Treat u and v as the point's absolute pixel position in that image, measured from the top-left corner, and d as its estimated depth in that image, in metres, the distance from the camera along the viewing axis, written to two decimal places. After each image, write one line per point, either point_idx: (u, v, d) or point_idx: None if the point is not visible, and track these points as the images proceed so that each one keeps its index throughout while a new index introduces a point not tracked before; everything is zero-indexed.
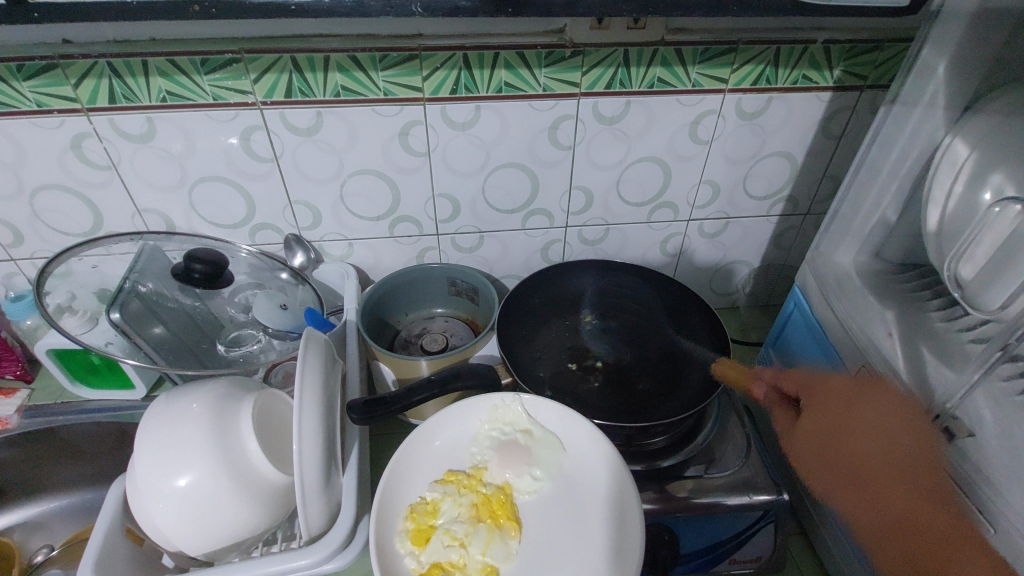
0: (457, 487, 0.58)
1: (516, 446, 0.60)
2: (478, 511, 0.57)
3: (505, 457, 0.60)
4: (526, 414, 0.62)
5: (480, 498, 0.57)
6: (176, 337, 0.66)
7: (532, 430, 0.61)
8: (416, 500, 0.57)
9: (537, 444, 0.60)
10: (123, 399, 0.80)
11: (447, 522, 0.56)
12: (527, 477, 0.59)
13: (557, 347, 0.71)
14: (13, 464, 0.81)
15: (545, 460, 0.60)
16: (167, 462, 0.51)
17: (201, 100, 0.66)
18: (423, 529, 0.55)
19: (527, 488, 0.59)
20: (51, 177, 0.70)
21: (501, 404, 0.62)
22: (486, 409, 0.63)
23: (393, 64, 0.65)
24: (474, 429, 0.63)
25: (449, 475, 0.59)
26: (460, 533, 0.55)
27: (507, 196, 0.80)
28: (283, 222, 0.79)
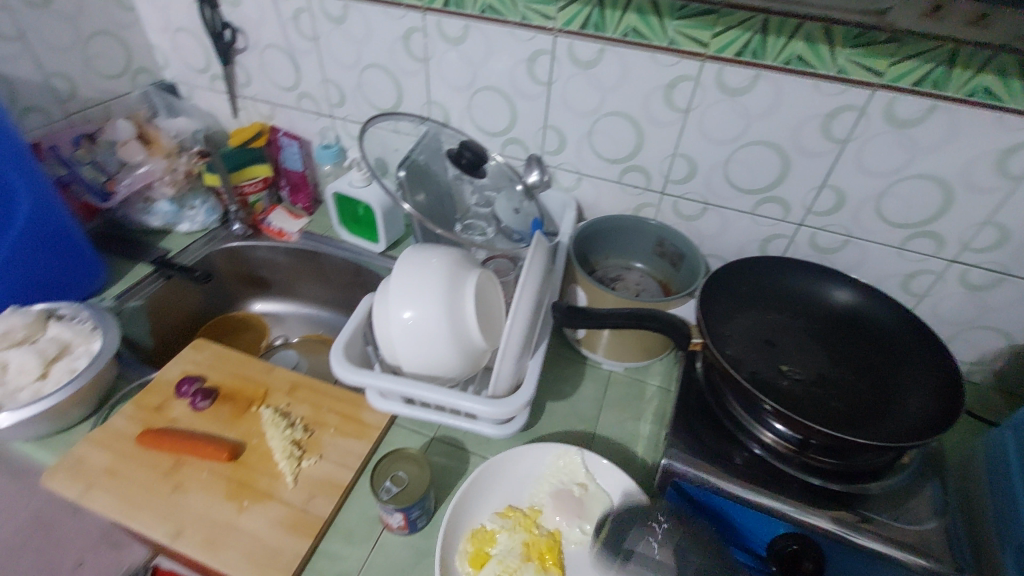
0: (514, 524, 0.60)
1: (572, 496, 0.61)
2: (528, 550, 0.58)
3: (561, 505, 0.61)
4: (586, 468, 0.63)
5: (533, 538, 0.59)
6: (430, 206, 0.80)
7: (588, 485, 0.62)
8: (477, 526, 0.59)
9: (591, 500, 0.61)
10: (367, 248, 0.99)
11: (501, 553, 0.57)
12: (576, 528, 0.60)
13: (751, 334, 0.68)
14: (284, 270, 1.06)
15: (596, 517, 0.61)
16: (406, 296, 0.63)
17: (511, 18, 0.76)
18: (479, 553, 0.57)
19: (576, 539, 0.60)
20: (382, 59, 0.88)
21: (565, 454, 0.64)
22: (550, 454, 0.64)
23: (689, 15, 0.67)
24: (537, 472, 0.64)
25: (509, 510, 0.61)
26: (511, 566, 0.56)
27: (750, 174, 0.77)
28: (532, 142, 0.87)
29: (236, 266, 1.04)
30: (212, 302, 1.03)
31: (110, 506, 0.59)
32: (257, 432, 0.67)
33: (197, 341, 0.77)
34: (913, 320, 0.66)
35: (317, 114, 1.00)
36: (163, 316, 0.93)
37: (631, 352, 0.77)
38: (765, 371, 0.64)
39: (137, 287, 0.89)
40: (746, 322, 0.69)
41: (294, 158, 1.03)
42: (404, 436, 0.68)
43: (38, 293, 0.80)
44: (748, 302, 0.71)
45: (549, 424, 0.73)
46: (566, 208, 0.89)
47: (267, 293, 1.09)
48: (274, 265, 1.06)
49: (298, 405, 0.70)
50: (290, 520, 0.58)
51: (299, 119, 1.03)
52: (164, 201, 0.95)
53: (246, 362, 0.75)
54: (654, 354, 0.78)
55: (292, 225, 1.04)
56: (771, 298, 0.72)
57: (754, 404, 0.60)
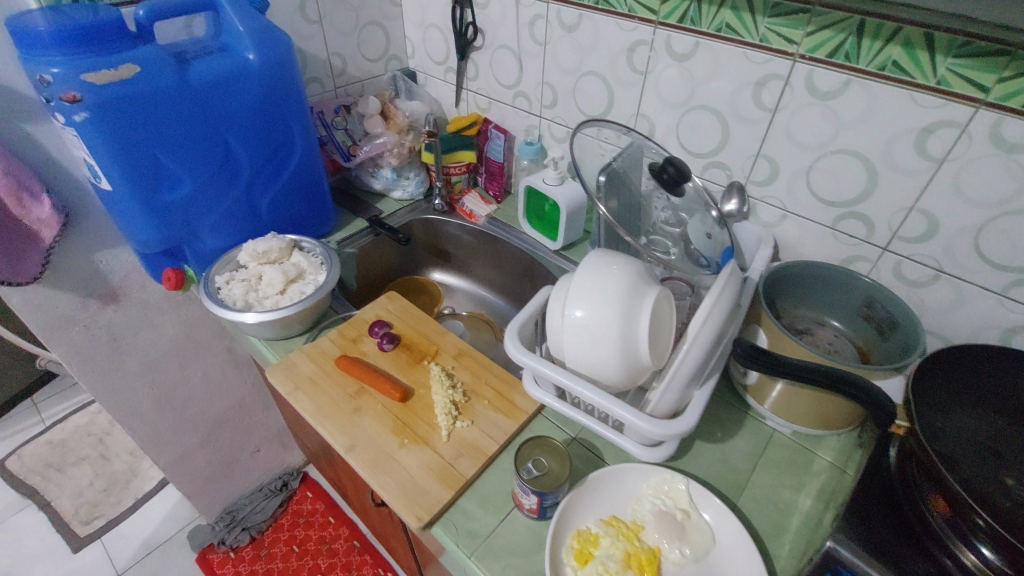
0: (617, 532, 0.59)
1: (674, 519, 0.60)
2: (629, 560, 0.57)
3: (663, 524, 0.59)
4: (690, 495, 0.61)
5: (634, 548, 0.58)
6: (620, 214, 0.81)
7: (692, 513, 0.60)
8: (583, 527, 0.59)
9: (693, 527, 0.59)
10: (544, 244, 1.04)
11: (603, 556, 0.57)
12: (676, 550, 0.58)
13: (973, 440, 0.56)
14: (466, 248, 1.16)
15: (697, 544, 0.58)
16: (586, 295, 0.65)
17: (748, 39, 0.73)
18: (584, 551, 0.56)
19: (675, 561, 0.58)
20: (602, 68, 0.91)
21: (669, 477, 0.63)
22: (653, 474, 0.63)
23: (970, 54, 0.58)
24: (638, 489, 0.63)
25: (612, 518, 0.60)
26: (612, 570, 0.56)
27: (1010, 247, 0.64)
28: (739, 169, 0.83)
29: (429, 237, 1.17)
30: (405, 263, 1.17)
31: (308, 409, 0.71)
32: (426, 383, 0.75)
33: (391, 292, 0.89)
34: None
35: (528, 113, 1.08)
36: (367, 266, 1.09)
37: (805, 415, 0.70)
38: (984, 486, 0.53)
39: (354, 237, 1.05)
40: (968, 424, 0.58)
41: (497, 149, 1.12)
42: (548, 427, 0.70)
43: (290, 227, 0.98)
44: (973, 403, 0.60)
45: (693, 460, 0.70)
46: (761, 244, 0.83)
47: (447, 265, 1.21)
48: (460, 243, 1.16)
49: (461, 370, 0.77)
50: (438, 469, 0.64)
51: (511, 115, 1.11)
52: (388, 169, 1.11)
53: (427, 322, 0.84)
54: (832, 424, 0.70)
55: (482, 209, 1.13)
56: (1009, 405, 0.59)
57: (960, 518, 0.50)
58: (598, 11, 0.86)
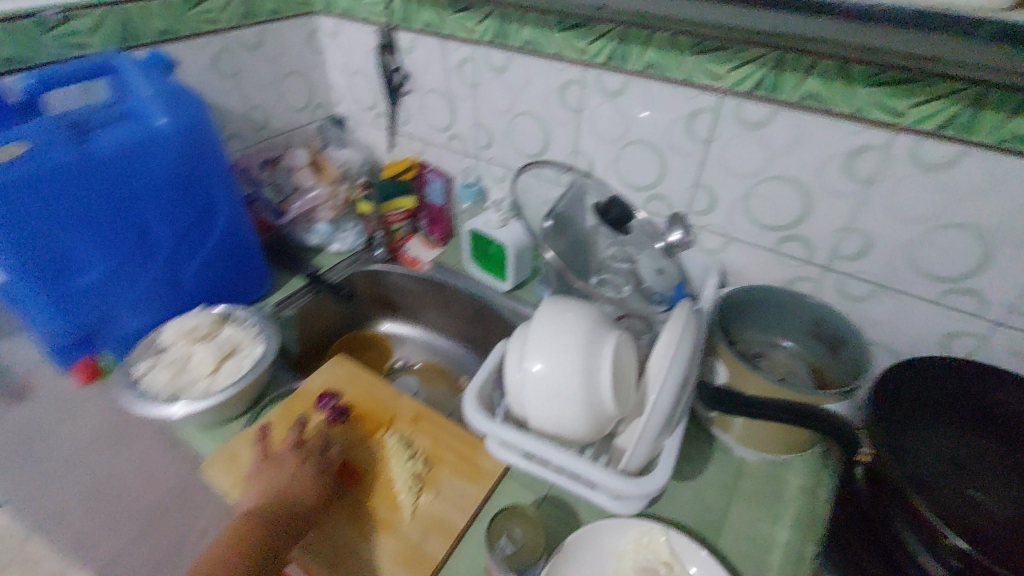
0: None
1: None
2: None
3: None
4: (672, 547, 0.59)
5: None
6: (567, 257, 0.80)
7: (676, 566, 0.58)
8: None
9: None
10: (494, 286, 1.02)
11: None
12: None
13: (934, 455, 0.57)
14: (414, 297, 1.12)
15: None
16: (543, 349, 0.62)
17: (675, 76, 0.74)
18: None
19: None
20: (535, 108, 0.90)
21: (648, 530, 0.60)
22: (631, 528, 0.61)
23: (883, 83, 0.61)
24: (618, 546, 0.60)
25: None
26: None
27: (939, 259, 0.67)
28: (679, 200, 0.84)
29: (374, 289, 1.12)
30: (350, 318, 1.11)
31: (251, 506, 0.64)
32: (382, 456, 0.69)
33: (338, 356, 0.83)
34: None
35: (465, 154, 1.06)
36: (308, 327, 1.02)
37: (772, 442, 0.70)
38: (950, 503, 0.53)
39: (292, 297, 0.98)
40: (928, 438, 0.58)
41: (436, 192, 1.09)
42: (517, 490, 0.66)
43: (220, 296, 0.91)
44: (928, 414, 0.60)
45: (669, 505, 0.67)
46: (708, 272, 0.84)
47: (396, 315, 1.16)
48: (406, 291, 1.12)
49: (419, 436, 0.72)
50: (405, 556, 0.59)
51: (448, 157, 1.09)
52: (323, 223, 1.06)
53: (378, 386, 0.79)
54: (797, 447, 0.70)
55: (427, 255, 1.09)
56: (958, 412, 0.61)
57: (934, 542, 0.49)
58: (526, 53, 0.86)
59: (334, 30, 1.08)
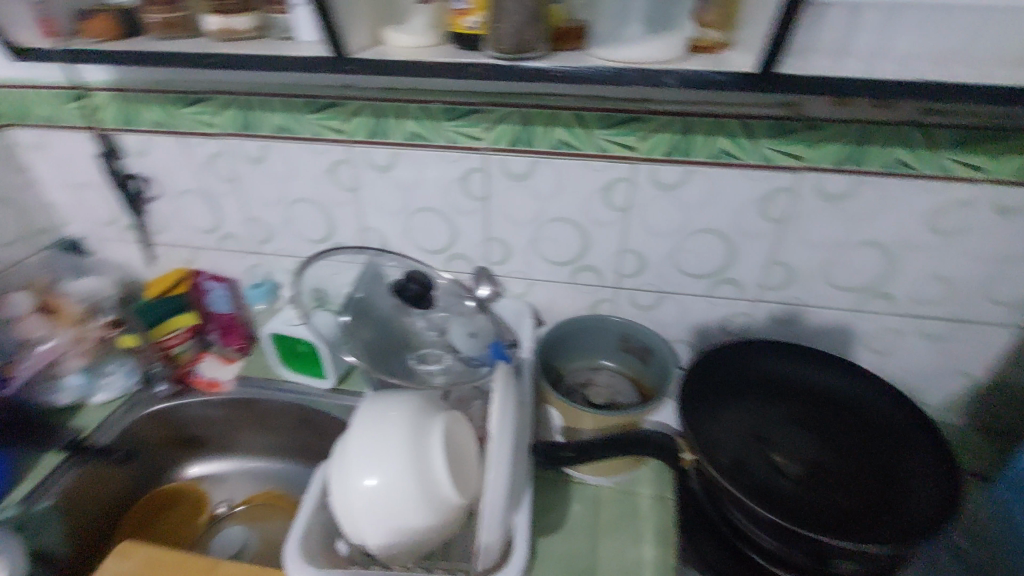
0: None
1: None
2: None
3: None
4: None
5: None
6: (378, 343, 0.76)
7: None
8: None
9: None
10: (314, 386, 0.91)
11: None
12: None
13: (742, 432, 0.63)
14: (222, 425, 0.95)
15: None
16: (369, 462, 0.56)
17: (438, 142, 0.75)
18: None
19: None
20: (308, 192, 0.84)
21: None
22: None
23: (614, 124, 0.68)
24: None
25: None
26: None
27: (698, 261, 0.77)
28: (477, 255, 0.85)
29: (168, 431, 0.93)
30: (142, 475, 0.91)
31: None
32: None
33: (125, 544, 0.66)
34: (898, 400, 0.64)
35: (243, 252, 0.94)
36: (80, 510, 0.81)
37: (617, 466, 0.72)
38: (762, 472, 0.59)
39: (47, 483, 0.76)
40: (733, 416, 0.65)
41: (221, 300, 0.95)
42: None
43: None
44: (728, 395, 0.67)
45: (543, 569, 0.65)
46: (522, 317, 0.85)
47: (204, 452, 0.97)
48: (209, 421, 0.94)
49: None
50: None
51: (224, 259, 0.96)
52: (76, 373, 0.85)
53: (191, 561, 0.64)
54: (639, 461, 0.74)
55: (227, 372, 0.95)
56: (749, 386, 0.69)
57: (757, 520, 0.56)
58: (282, 139, 0.80)
59: (35, 143, 0.89)
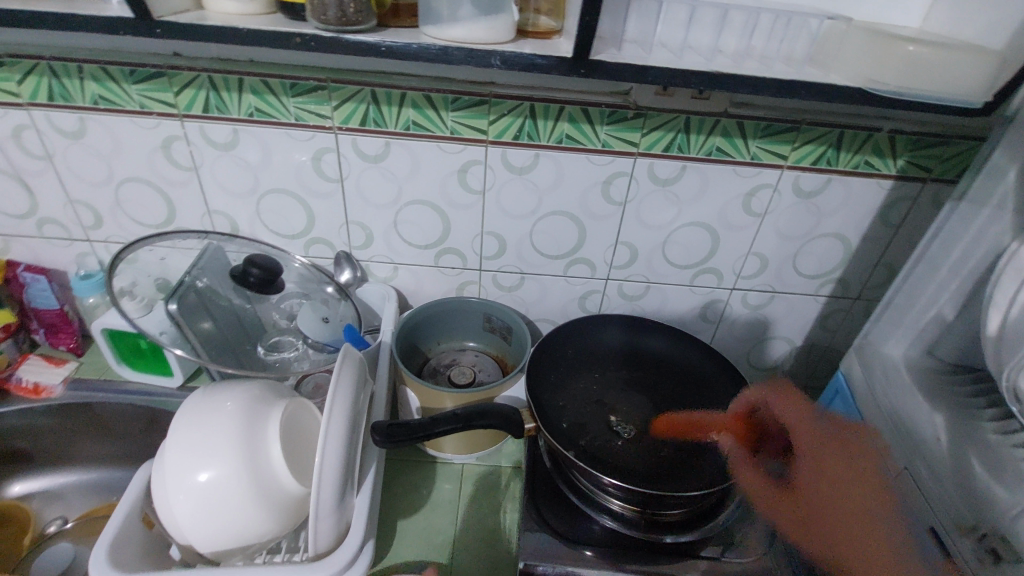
0: None
1: None
2: None
3: None
4: None
5: None
6: (221, 334, 0.71)
7: None
8: None
9: None
10: (160, 384, 0.84)
11: None
12: None
13: (585, 400, 0.68)
14: (49, 435, 0.85)
15: None
16: (193, 458, 0.52)
17: (285, 119, 0.71)
18: None
19: None
20: (140, 172, 0.76)
21: None
22: None
23: (463, 106, 0.69)
24: None
25: None
26: None
27: (553, 242, 0.81)
28: (337, 239, 0.82)
29: None
30: None
31: None
32: None
33: None
34: (719, 361, 0.72)
35: (68, 240, 0.84)
36: None
37: (482, 441, 0.73)
38: (602, 438, 0.64)
39: None
40: (579, 388, 0.70)
41: (45, 294, 0.84)
42: None
43: None
44: (574, 368, 0.72)
45: (401, 548, 0.66)
46: (387, 301, 0.84)
47: (31, 467, 0.86)
48: (35, 432, 0.84)
49: None
50: None
51: (44, 249, 0.85)
52: None
53: None
54: (501, 436, 0.76)
55: (54, 377, 0.85)
56: (594, 358, 0.74)
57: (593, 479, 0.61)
58: (102, 112, 0.71)
59: None
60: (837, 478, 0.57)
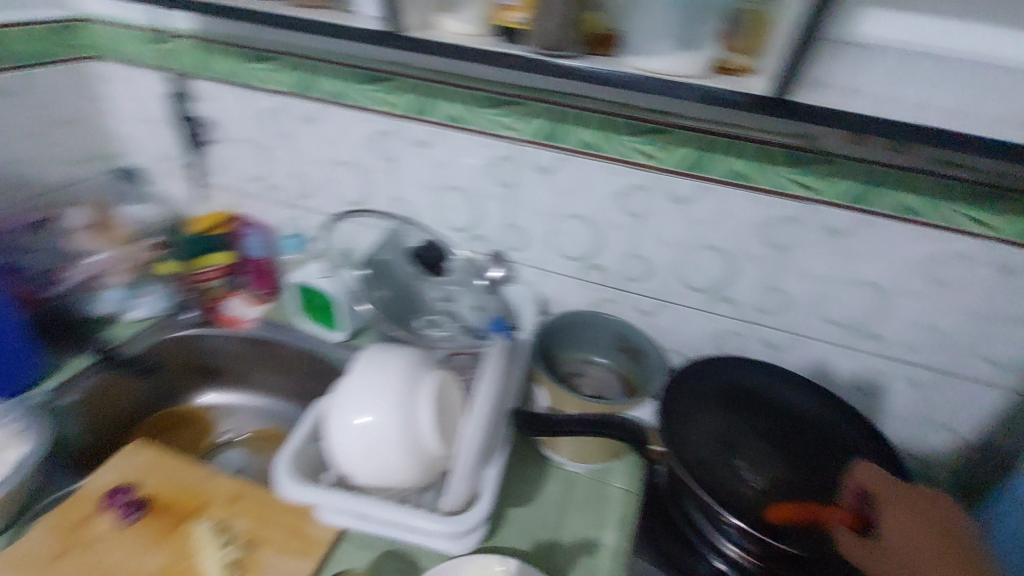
0: None
1: None
2: None
3: None
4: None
5: None
6: (393, 302, 0.82)
7: None
8: None
9: None
10: (325, 337, 0.98)
11: None
12: None
13: (714, 435, 0.67)
14: (237, 359, 1.02)
15: None
16: (362, 402, 0.61)
17: (476, 127, 0.80)
18: None
19: None
20: (351, 156, 0.90)
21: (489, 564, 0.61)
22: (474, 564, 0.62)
23: (640, 132, 0.73)
24: None
25: None
26: None
27: (703, 275, 0.81)
28: (496, 239, 0.90)
29: (187, 357, 0.99)
30: (157, 394, 0.98)
31: None
32: (190, 552, 0.62)
33: (139, 443, 0.73)
34: (869, 431, 0.67)
35: (284, 204, 1.01)
36: (101, 412, 0.88)
37: (596, 453, 0.76)
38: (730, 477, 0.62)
39: (75, 381, 0.84)
40: (708, 424, 0.68)
41: (257, 245, 1.02)
42: (352, 553, 0.63)
43: None
44: (708, 402, 0.70)
45: (506, 533, 0.69)
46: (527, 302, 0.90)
47: (217, 382, 1.04)
48: (228, 354, 1.01)
49: (237, 518, 0.65)
50: None
51: (265, 209, 1.03)
52: (117, 288, 0.93)
53: (190, 469, 0.70)
54: (616, 454, 0.77)
55: (251, 311, 1.01)
56: (730, 396, 0.72)
57: (715, 515, 0.59)
58: (336, 104, 0.86)
59: (117, 77, 0.97)
60: (932, 557, 0.55)
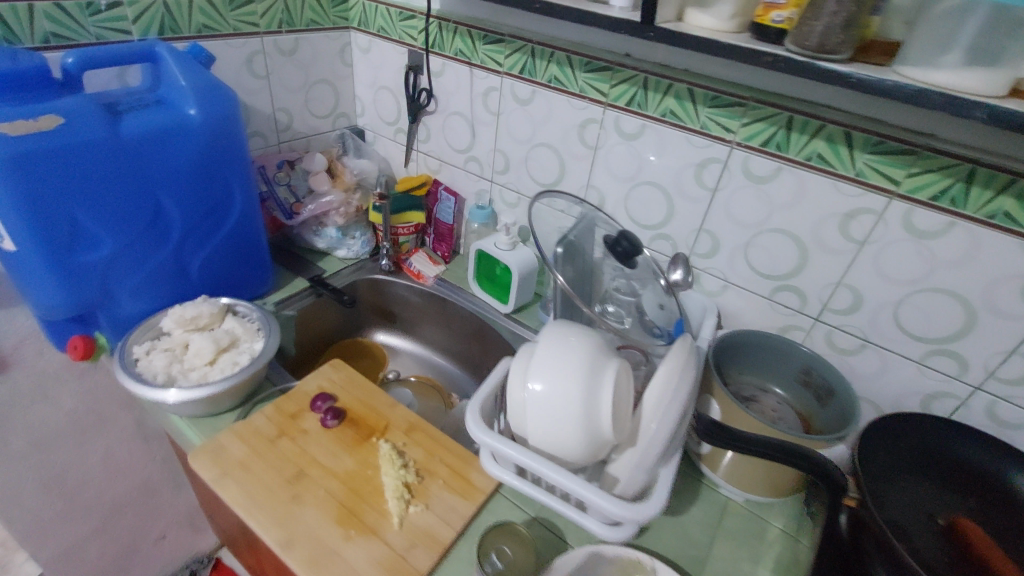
0: None
1: None
2: None
3: None
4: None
5: None
6: (576, 283, 0.81)
7: None
8: None
9: None
10: (494, 307, 1.05)
11: None
12: None
13: (913, 506, 0.60)
14: (413, 309, 1.14)
15: None
16: (543, 371, 0.63)
17: (690, 125, 0.79)
18: None
19: None
20: (554, 141, 0.94)
21: (637, 560, 0.61)
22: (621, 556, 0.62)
23: (883, 151, 0.66)
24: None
25: None
26: None
27: (926, 323, 0.73)
28: (684, 242, 0.88)
29: (374, 298, 1.13)
30: (345, 326, 1.11)
31: (238, 501, 0.63)
32: (374, 464, 0.69)
33: (335, 360, 0.83)
34: None
35: (479, 177, 1.08)
36: (305, 330, 1.02)
37: (759, 483, 0.71)
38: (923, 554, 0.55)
39: (294, 299, 0.99)
40: (909, 492, 0.61)
41: (446, 212, 1.12)
42: (507, 508, 0.67)
43: (222, 288, 0.90)
44: (911, 469, 0.63)
45: (654, 535, 0.68)
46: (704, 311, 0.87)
47: (393, 327, 1.17)
48: (405, 303, 1.13)
49: (411, 448, 0.72)
50: (388, 565, 0.58)
51: (461, 178, 1.11)
52: (333, 227, 1.06)
53: (376, 394, 0.79)
54: (782, 492, 0.72)
55: (430, 270, 1.12)
56: (941, 472, 0.63)
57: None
58: (551, 89, 0.89)
59: (364, 45, 1.10)
60: None
